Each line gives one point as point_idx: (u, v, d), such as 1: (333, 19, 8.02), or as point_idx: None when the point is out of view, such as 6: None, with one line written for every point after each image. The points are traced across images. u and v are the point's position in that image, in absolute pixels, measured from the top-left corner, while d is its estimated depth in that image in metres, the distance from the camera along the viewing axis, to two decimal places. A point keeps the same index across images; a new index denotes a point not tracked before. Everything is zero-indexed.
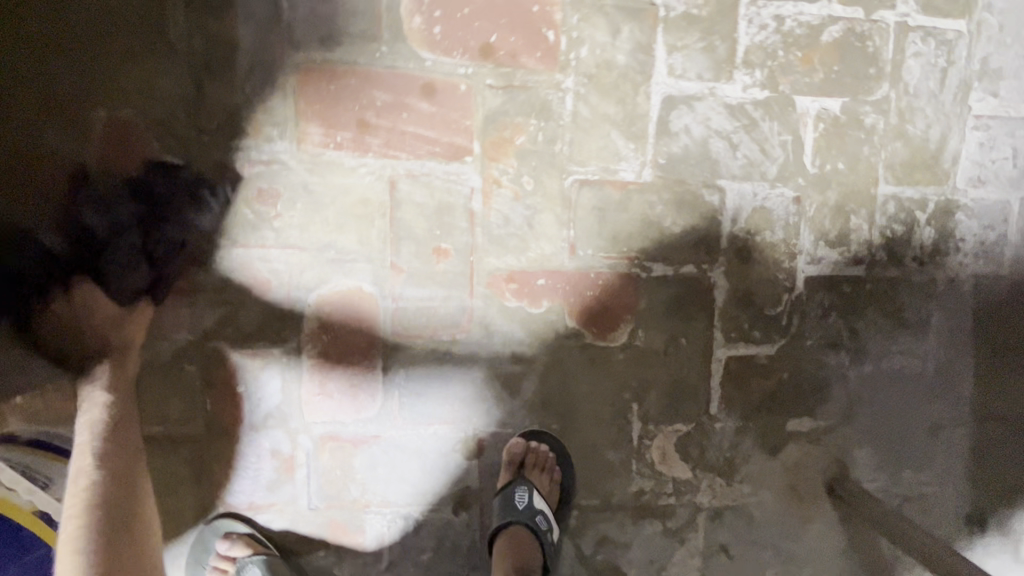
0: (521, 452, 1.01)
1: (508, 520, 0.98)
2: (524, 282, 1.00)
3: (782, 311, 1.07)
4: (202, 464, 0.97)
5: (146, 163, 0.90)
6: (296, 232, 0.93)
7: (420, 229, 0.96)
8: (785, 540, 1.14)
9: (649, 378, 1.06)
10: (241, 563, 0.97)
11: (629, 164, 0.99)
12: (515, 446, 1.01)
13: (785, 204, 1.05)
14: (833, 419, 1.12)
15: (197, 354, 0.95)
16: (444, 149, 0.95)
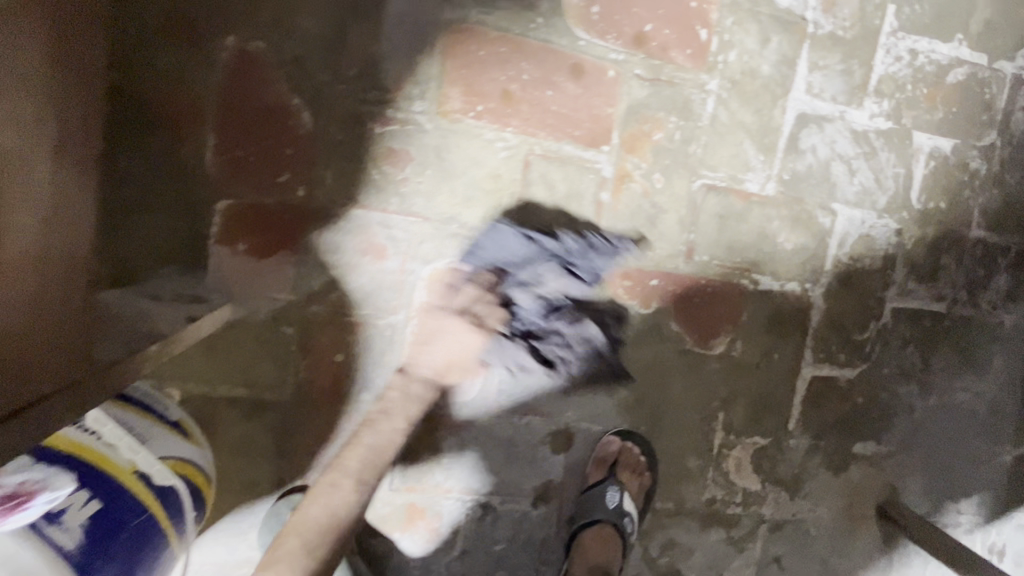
0: (614, 451, 1.00)
1: (597, 517, 0.96)
2: (638, 281, 0.98)
3: (867, 338, 1.10)
4: (285, 433, 0.90)
5: (271, 105, 0.82)
6: (421, 199, 0.88)
7: (547, 214, 0.93)
8: (832, 555, 1.18)
9: (738, 389, 1.07)
10: None
11: (756, 175, 0.99)
12: (609, 444, 1.00)
13: (888, 235, 1.07)
14: (893, 445, 1.16)
15: (298, 316, 0.88)
16: (584, 134, 0.91)
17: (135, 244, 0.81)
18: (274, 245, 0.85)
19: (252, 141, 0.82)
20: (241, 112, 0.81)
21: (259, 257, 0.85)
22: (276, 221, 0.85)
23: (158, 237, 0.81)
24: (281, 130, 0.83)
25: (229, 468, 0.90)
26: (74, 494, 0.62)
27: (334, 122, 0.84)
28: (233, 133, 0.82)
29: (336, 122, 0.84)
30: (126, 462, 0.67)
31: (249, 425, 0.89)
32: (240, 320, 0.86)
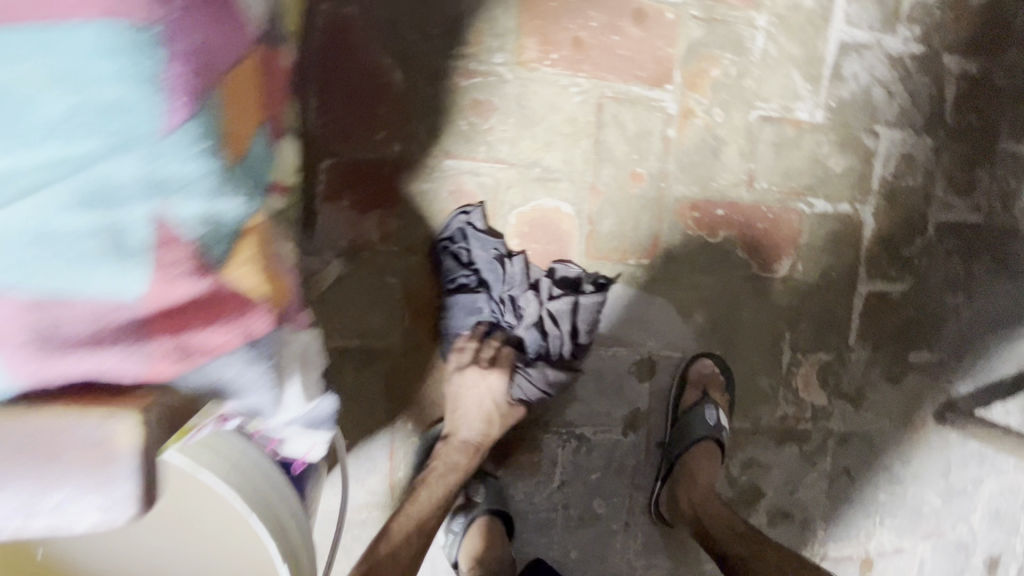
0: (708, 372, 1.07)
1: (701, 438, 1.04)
2: (706, 212, 1.05)
3: (915, 252, 1.18)
4: (395, 379, 0.95)
5: (365, 66, 0.87)
6: (507, 146, 0.94)
7: (621, 152, 0.99)
8: (895, 461, 1.27)
9: (802, 308, 1.14)
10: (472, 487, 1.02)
11: (805, 104, 1.06)
12: (704, 366, 1.07)
13: (926, 152, 1.15)
14: (945, 352, 1.24)
15: (401, 266, 0.93)
16: (648, 75, 0.98)
17: None
18: (375, 199, 0.90)
19: (350, 102, 0.87)
20: (338, 75, 0.86)
21: (361, 211, 0.90)
22: (375, 176, 0.90)
23: None
24: (375, 90, 0.88)
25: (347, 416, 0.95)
26: None
27: (424, 77, 0.89)
28: (333, 94, 0.86)
29: (425, 77, 0.89)
30: None
31: (362, 374, 0.94)
32: (348, 273, 0.91)
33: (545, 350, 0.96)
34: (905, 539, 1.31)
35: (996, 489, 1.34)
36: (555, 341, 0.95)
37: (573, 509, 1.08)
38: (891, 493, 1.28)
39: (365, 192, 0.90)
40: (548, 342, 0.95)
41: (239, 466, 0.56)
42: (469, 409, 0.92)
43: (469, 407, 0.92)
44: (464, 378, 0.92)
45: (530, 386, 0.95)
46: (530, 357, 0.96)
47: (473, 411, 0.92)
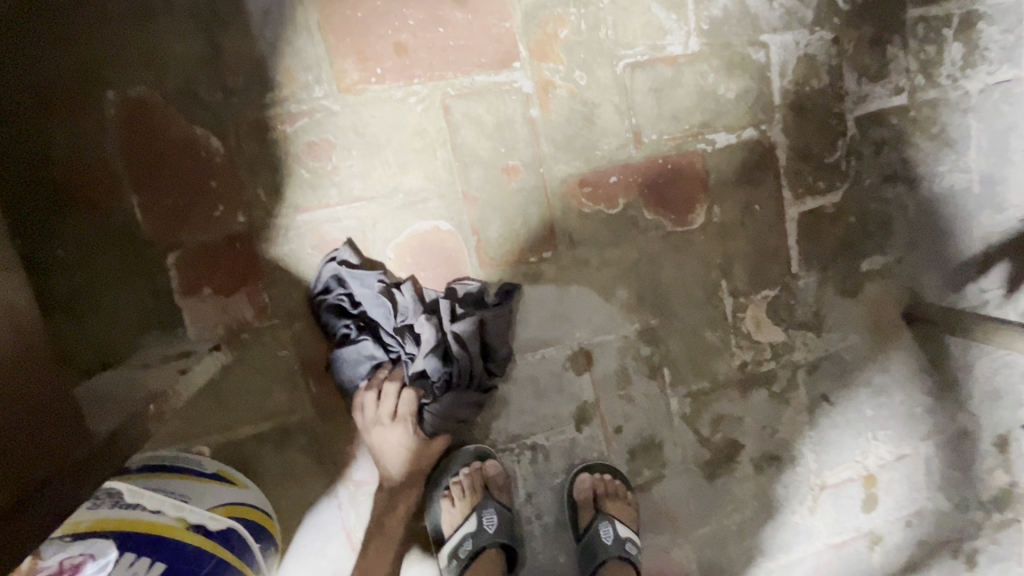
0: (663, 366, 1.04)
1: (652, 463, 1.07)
2: (598, 184, 0.97)
3: (840, 157, 1.08)
4: (321, 448, 0.92)
5: (177, 144, 0.80)
6: (359, 181, 0.86)
7: (485, 150, 0.90)
8: (875, 374, 1.21)
9: (732, 251, 1.06)
10: (477, 509, 0.95)
11: (675, 37, 0.96)
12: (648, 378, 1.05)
13: (826, 47, 1.04)
14: (899, 250, 1.16)
15: (289, 335, 0.88)
16: (490, 59, 0.88)
17: (104, 325, 0.81)
18: (237, 278, 0.85)
19: (173, 186, 0.81)
20: (151, 162, 0.79)
21: (226, 294, 0.85)
22: (228, 254, 0.84)
23: (123, 311, 0.81)
24: (196, 165, 0.81)
25: (284, 497, 0.92)
26: (135, 562, 0.63)
27: (244, 137, 0.82)
28: (152, 183, 0.80)
29: (246, 136, 0.82)
30: (175, 519, 0.69)
31: (285, 452, 0.91)
32: (236, 360, 0.86)
33: (453, 376, 0.90)
34: (903, 445, 1.26)
35: (988, 369, 1.28)
36: (460, 365, 0.90)
37: (547, 516, 1.06)
38: (878, 406, 1.22)
39: (224, 273, 0.84)
40: (454, 368, 0.90)
41: None
42: (392, 458, 0.90)
43: (393, 457, 0.91)
44: (382, 431, 0.88)
45: (443, 417, 0.91)
46: (436, 388, 0.90)
47: (399, 460, 0.91)
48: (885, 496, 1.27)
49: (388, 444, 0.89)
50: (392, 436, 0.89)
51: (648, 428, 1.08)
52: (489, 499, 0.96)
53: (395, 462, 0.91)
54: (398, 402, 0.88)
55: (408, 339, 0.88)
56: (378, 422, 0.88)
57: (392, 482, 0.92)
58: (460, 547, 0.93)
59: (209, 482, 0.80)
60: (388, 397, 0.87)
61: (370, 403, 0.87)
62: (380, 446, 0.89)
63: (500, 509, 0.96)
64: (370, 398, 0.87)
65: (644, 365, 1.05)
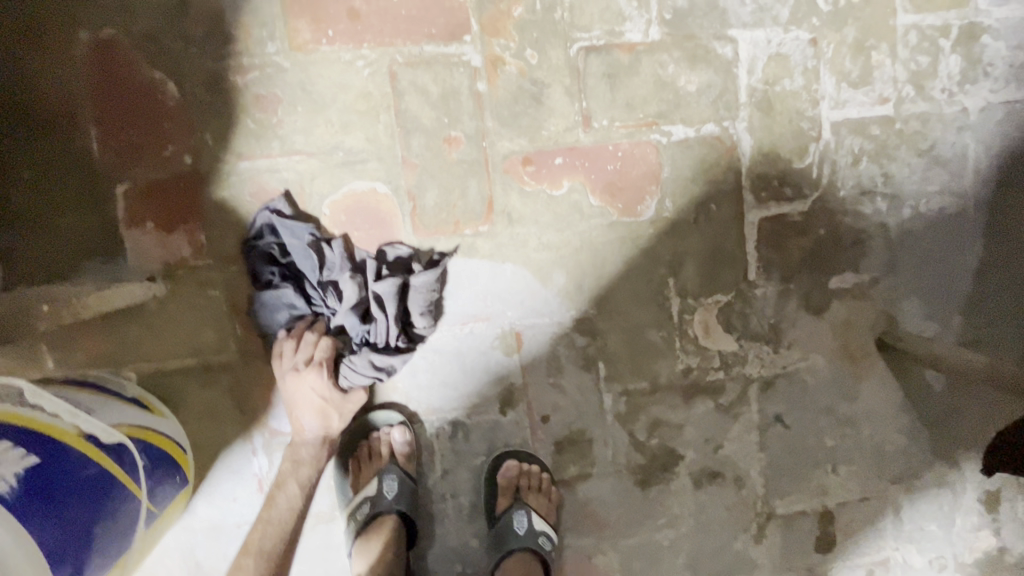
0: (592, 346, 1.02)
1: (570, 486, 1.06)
2: (542, 164, 0.96)
3: (811, 164, 1.03)
4: (241, 390, 0.95)
5: (136, 84, 0.86)
6: (301, 136, 0.90)
7: (428, 119, 0.92)
8: (840, 401, 1.12)
9: (683, 249, 1.03)
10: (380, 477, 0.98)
11: (634, 24, 0.95)
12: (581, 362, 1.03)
13: (802, 48, 1.00)
14: (875, 271, 1.08)
15: (222, 277, 0.92)
16: (441, 30, 0.91)
17: (52, 243, 0.87)
18: (180, 216, 0.90)
19: (128, 123, 0.87)
20: (111, 99, 0.86)
21: (166, 230, 0.90)
22: (172, 191, 0.89)
23: (70, 232, 0.88)
24: (151, 106, 0.87)
25: (201, 433, 0.95)
26: (8, 450, 0.64)
27: (197, 83, 0.87)
28: (110, 118, 0.86)
29: (199, 83, 0.87)
30: (69, 426, 0.72)
31: (207, 390, 0.94)
32: (169, 294, 0.91)
33: (372, 336, 0.93)
34: (870, 486, 1.16)
35: (978, 416, 1.16)
36: (379, 326, 0.91)
37: (462, 497, 1.04)
38: (842, 437, 1.13)
39: (166, 209, 0.89)
40: (372, 328, 0.92)
41: None
42: (305, 409, 0.92)
43: (306, 409, 0.92)
44: (295, 382, 0.90)
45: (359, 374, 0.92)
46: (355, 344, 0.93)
47: (312, 412, 0.92)
48: (844, 539, 1.16)
49: (303, 394, 0.91)
50: (306, 386, 0.90)
51: (578, 422, 1.05)
52: (388, 466, 0.99)
53: (308, 412, 0.92)
54: (315, 353, 0.89)
55: (330, 294, 0.91)
56: (293, 370, 0.89)
57: (303, 436, 0.93)
58: (359, 510, 0.99)
59: (120, 404, 0.83)
60: (306, 347, 0.89)
61: (286, 352, 0.90)
62: (294, 394, 0.91)
63: (401, 476, 0.99)
64: (288, 348, 0.90)
65: (578, 355, 1.03)
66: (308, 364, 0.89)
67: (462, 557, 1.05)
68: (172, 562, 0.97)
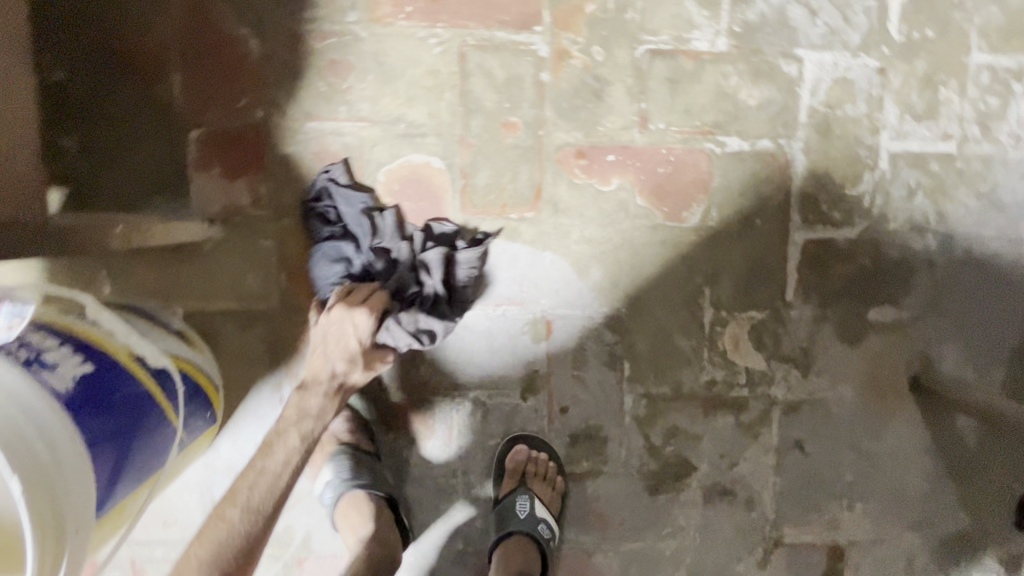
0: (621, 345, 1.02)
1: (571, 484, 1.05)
2: (594, 158, 0.98)
3: (864, 192, 1.02)
4: (277, 339, 0.99)
5: (223, 37, 0.91)
6: (367, 104, 0.94)
7: (490, 101, 0.95)
8: (864, 437, 1.10)
9: (722, 260, 1.03)
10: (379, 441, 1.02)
11: (702, 33, 0.96)
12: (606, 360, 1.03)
13: (868, 75, 0.99)
14: (917, 308, 1.06)
15: (274, 228, 0.96)
16: (514, 18, 0.94)
17: (125, 176, 0.93)
18: (244, 165, 0.94)
19: (210, 73, 0.92)
20: (198, 48, 0.91)
21: (230, 177, 0.94)
22: (241, 142, 0.94)
23: (142, 168, 0.93)
24: (233, 59, 0.92)
25: (234, 375, 0.99)
26: (67, 355, 0.69)
27: (279, 42, 0.92)
28: (195, 66, 0.92)
29: (280, 42, 0.92)
30: (121, 343, 0.76)
31: (245, 335, 0.98)
32: (223, 238, 0.96)
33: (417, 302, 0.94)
34: (884, 527, 1.13)
35: (1008, 472, 1.12)
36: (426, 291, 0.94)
37: (473, 475, 1.05)
38: (861, 474, 1.11)
39: (233, 158, 0.94)
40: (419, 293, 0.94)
41: None
42: (337, 352, 0.89)
43: (338, 352, 0.89)
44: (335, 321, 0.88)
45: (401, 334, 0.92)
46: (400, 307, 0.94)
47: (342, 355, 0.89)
48: None
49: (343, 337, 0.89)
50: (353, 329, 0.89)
51: (595, 418, 1.05)
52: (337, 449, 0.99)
53: (339, 356, 0.89)
54: (366, 298, 0.90)
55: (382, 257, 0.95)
56: (342, 305, 0.89)
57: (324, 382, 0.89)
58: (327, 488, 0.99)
59: (166, 334, 0.88)
60: (361, 292, 0.91)
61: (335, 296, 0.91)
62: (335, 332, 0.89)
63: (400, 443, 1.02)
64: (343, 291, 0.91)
65: (605, 351, 1.03)
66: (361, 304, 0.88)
67: (464, 534, 1.07)
68: (188, 494, 1.01)
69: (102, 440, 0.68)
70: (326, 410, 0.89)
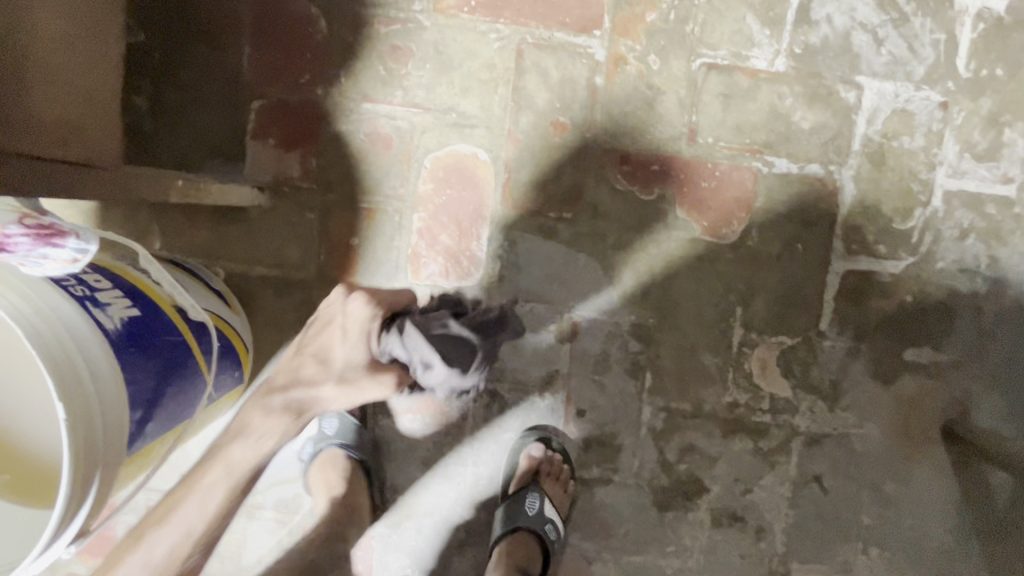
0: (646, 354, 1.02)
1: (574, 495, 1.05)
2: (638, 166, 0.98)
3: (914, 227, 0.99)
4: (309, 309, 1.01)
5: (294, 15, 0.95)
6: (423, 91, 0.97)
7: (542, 100, 0.97)
8: (888, 480, 1.06)
9: (758, 282, 1.01)
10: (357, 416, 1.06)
11: (762, 51, 0.96)
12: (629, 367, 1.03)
13: (930, 108, 0.97)
14: (957, 353, 1.02)
15: (319, 202, 0.99)
16: (574, 21, 0.95)
17: (188, 138, 0.97)
18: (298, 138, 0.98)
19: (278, 48, 0.96)
20: (270, 24, 0.96)
21: (284, 148, 0.98)
22: (298, 115, 0.97)
23: (205, 132, 0.97)
24: (301, 37, 0.96)
25: (264, 340, 1.02)
26: (118, 297, 0.73)
27: (345, 24, 0.95)
28: (264, 40, 0.96)
29: (347, 24, 0.95)
30: (166, 294, 0.79)
31: (280, 301, 1.01)
32: (271, 206, 0.99)
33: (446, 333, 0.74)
34: None
35: None
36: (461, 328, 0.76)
37: (482, 467, 1.06)
38: (881, 518, 1.07)
39: (289, 130, 0.98)
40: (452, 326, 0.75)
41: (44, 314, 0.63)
42: (315, 349, 0.71)
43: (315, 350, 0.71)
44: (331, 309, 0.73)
45: (403, 350, 0.70)
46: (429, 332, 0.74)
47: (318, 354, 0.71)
48: None
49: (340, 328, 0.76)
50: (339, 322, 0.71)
51: (611, 425, 1.04)
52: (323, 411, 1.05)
53: (313, 356, 0.71)
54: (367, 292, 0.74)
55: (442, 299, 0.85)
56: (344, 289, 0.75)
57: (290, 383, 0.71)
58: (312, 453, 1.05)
59: (206, 291, 0.91)
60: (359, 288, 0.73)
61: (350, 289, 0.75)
62: (323, 324, 0.73)
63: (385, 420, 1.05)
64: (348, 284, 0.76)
65: (628, 359, 1.03)
66: (363, 291, 0.74)
67: (466, 525, 1.07)
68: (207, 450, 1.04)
69: (139, 380, 0.72)
70: (276, 428, 0.70)
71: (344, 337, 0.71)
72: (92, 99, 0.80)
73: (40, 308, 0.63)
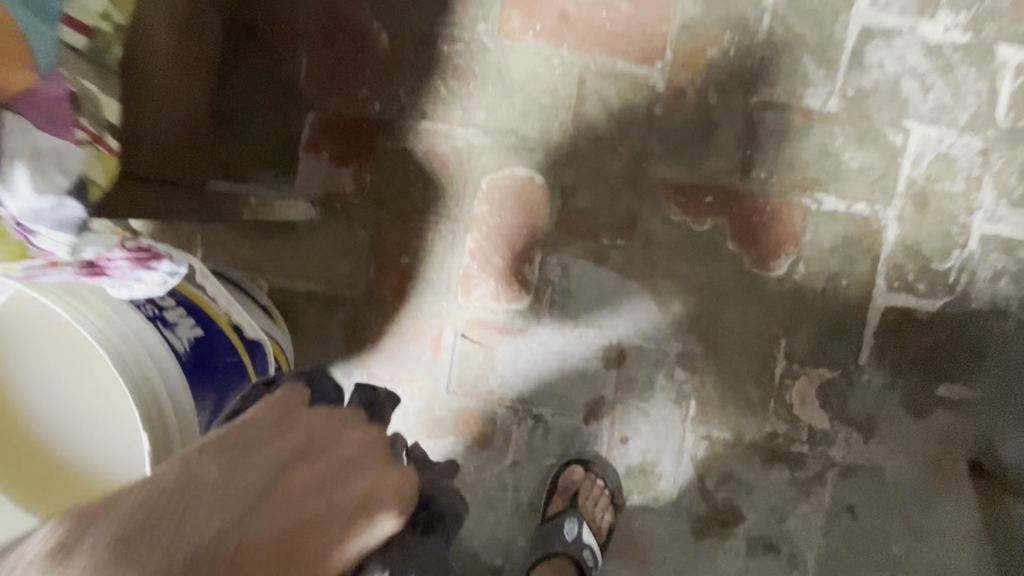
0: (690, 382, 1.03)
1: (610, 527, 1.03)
2: (692, 196, 0.99)
3: (951, 268, 1.03)
4: (355, 327, 0.99)
5: (357, 29, 0.94)
6: (483, 112, 0.96)
7: (601, 128, 0.97)
8: (917, 512, 1.08)
9: (802, 315, 1.03)
10: None
11: (816, 91, 0.98)
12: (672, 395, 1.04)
13: (970, 154, 1.01)
14: (987, 391, 1.06)
15: (371, 219, 0.97)
16: (637, 51, 0.96)
17: (239, 148, 0.94)
18: (353, 154, 0.96)
19: (337, 62, 0.94)
20: (331, 37, 0.94)
21: (338, 163, 0.96)
22: (354, 130, 0.95)
23: (256, 143, 0.95)
24: (361, 51, 0.94)
25: (306, 357, 0.99)
26: (182, 316, 0.70)
27: (408, 41, 0.94)
28: (324, 53, 0.94)
29: (410, 41, 0.94)
30: (222, 312, 0.75)
31: (325, 319, 0.99)
32: (320, 221, 0.97)
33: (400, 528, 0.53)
34: None
35: None
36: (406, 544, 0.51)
37: (523, 493, 1.05)
38: (909, 550, 1.09)
39: (343, 145, 0.95)
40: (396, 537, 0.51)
41: (127, 338, 0.63)
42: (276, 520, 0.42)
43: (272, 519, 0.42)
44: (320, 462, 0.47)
45: None
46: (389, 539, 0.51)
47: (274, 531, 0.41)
48: None
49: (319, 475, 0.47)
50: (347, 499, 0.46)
51: (653, 452, 1.05)
52: None
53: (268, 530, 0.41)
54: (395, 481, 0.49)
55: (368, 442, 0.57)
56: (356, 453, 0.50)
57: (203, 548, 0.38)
58: None
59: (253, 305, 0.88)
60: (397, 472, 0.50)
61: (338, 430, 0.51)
62: (301, 492, 0.45)
63: None
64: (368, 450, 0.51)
65: (673, 387, 1.03)
66: (382, 481, 0.48)
67: (504, 551, 1.06)
68: None
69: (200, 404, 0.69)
70: None
71: (323, 536, 0.43)
72: (180, 103, 0.77)
73: (123, 332, 0.63)
